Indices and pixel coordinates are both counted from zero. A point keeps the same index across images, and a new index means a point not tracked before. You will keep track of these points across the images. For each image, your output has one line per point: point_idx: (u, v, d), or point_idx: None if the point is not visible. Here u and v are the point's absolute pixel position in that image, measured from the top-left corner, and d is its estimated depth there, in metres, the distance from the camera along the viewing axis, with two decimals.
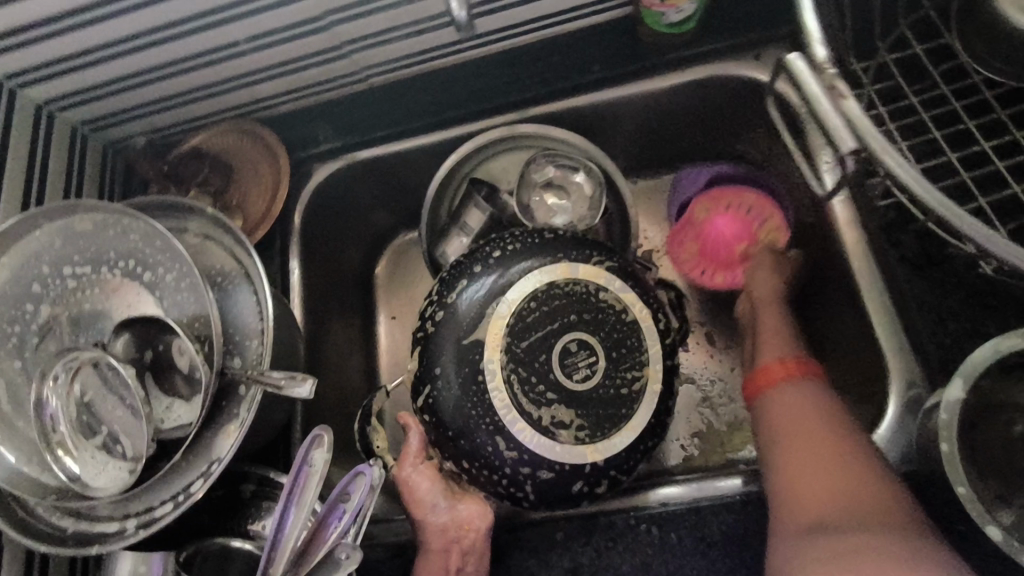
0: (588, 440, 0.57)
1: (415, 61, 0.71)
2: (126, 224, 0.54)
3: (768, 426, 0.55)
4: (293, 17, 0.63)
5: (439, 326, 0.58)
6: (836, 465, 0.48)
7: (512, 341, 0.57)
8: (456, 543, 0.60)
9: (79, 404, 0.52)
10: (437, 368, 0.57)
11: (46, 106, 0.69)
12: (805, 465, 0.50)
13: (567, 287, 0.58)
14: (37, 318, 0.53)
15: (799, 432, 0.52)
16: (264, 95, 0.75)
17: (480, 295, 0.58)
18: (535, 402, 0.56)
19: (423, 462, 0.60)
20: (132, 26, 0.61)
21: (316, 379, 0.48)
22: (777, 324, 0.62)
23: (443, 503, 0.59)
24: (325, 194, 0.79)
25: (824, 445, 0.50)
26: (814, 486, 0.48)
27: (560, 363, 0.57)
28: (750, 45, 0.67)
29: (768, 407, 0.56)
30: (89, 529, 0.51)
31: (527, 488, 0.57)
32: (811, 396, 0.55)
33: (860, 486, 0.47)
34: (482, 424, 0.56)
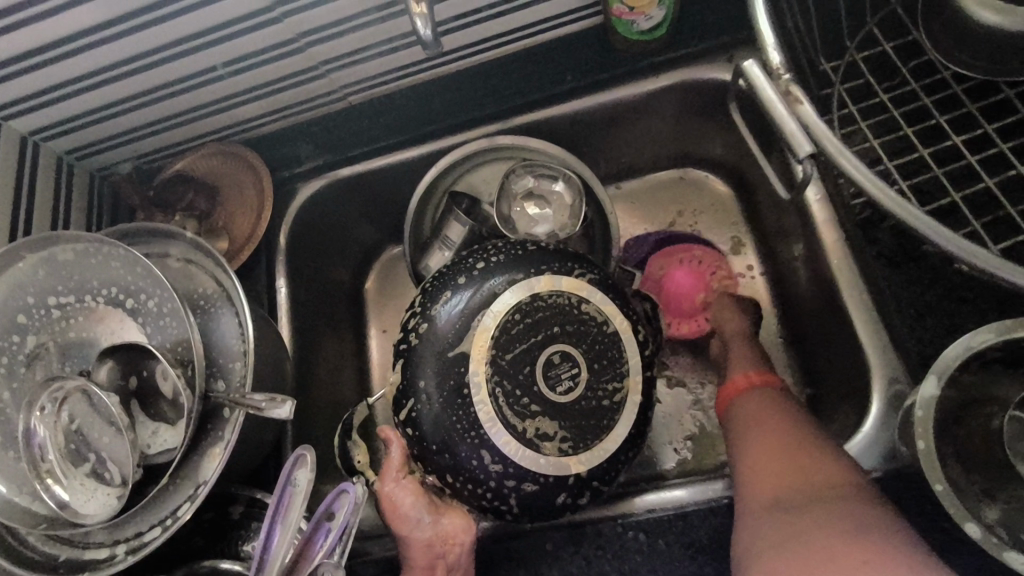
0: (571, 452, 0.57)
1: (393, 77, 0.73)
2: (107, 252, 0.55)
3: (739, 425, 0.57)
4: (265, 40, 0.64)
5: (422, 340, 0.58)
6: (796, 452, 0.50)
7: (496, 353, 0.57)
8: (441, 558, 0.60)
9: (67, 432, 0.52)
10: (420, 382, 0.57)
11: (31, 137, 0.70)
12: (767, 453, 0.52)
13: (549, 298, 0.58)
14: (23, 348, 0.54)
15: (764, 427, 0.55)
16: (244, 117, 0.76)
17: (455, 313, 0.58)
18: (518, 414, 0.56)
19: (406, 476, 0.60)
20: (107, 57, 0.62)
21: (294, 399, 0.48)
22: (743, 344, 0.68)
23: (426, 518, 0.59)
24: (309, 213, 0.79)
25: (786, 436, 0.52)
26: (773, 471, 0.50)
27: (543, 374, 0.57)
28: (723, 48, 0.68)
29: (736, 414, 0.60)
30: (81, 556, 0.51)
31: (511, 501, 0.57)
32: (778, 401, 0.58)
33: (817, 467, 0.48)
34: (467, 437, 0.56)
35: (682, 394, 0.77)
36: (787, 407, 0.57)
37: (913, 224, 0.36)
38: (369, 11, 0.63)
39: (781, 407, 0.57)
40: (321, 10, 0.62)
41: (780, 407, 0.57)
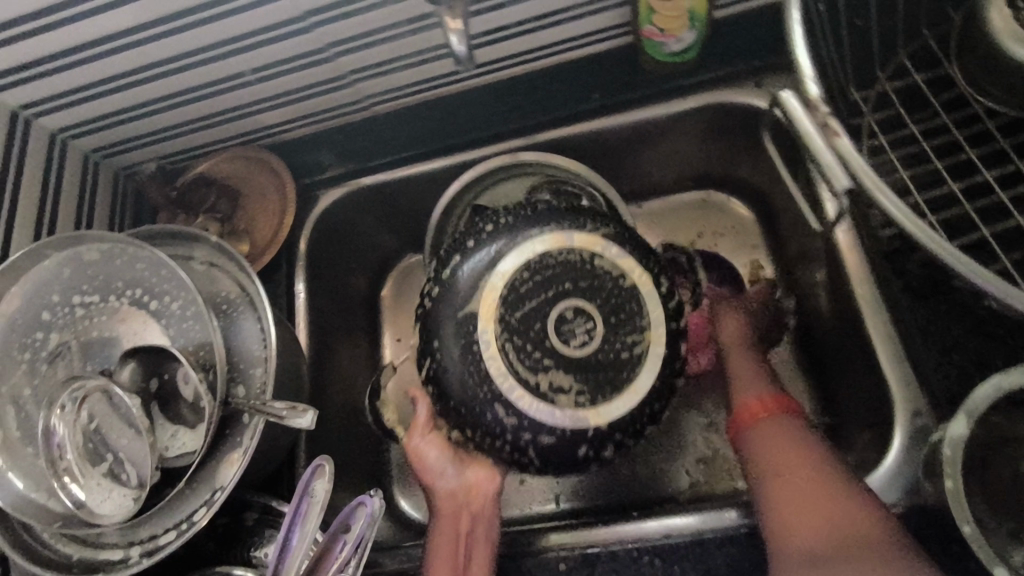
0: (589, 404, 0.57)
1: (418, 89, 0.73)
2: (132, 253, 0.55)
3: (755, 458, 0.57)
4: (295, 49, 0.65)
5: (436, 302, 0.59)
6: (825, 496, 0.51)
7: (506, 311, 0.57)
8: (467, 511, 0.64)
9: (86, 432, 0.52)
10: (435, 340, 0.59)
11: (59, 134, 0.71)
12: (796, 497, 0.52)
13: (561, 255, 0.59)
14: (45, 345, 0.55)
15: (785, 462, 0.55)
16: (271, 122, 0.76)
17: (475, 268, 0.59)
18: (531, 369, 0.57)
19: (430, 432, 0.65)
20: (140, 60, 0.63)
21: (315, 410, 0.48)
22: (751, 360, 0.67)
23: (452, 470, 0.64)
24: (330, 219, 0.79)
25: (812, 476, 0.52)
26: (804, 517, 0.50)
27: (557, 330, 0.57)
28: (751, 71, 0.68)
29: (754, 443, 0.59)
30: (94, 557, 0.51)
31: (530, 454, 0.57)
32: (794, 432, 0.58)
33: (849, 515, 0.49)
34: (479, 392, 0.57)
35: (696, 417, 0.78)
36: (803, 436, 0.57)
37: (948, 261, 0.36)
38: (399, 24, 0.63)
39: (798, 439, 0.57)
40: (350, 21, 0.62)
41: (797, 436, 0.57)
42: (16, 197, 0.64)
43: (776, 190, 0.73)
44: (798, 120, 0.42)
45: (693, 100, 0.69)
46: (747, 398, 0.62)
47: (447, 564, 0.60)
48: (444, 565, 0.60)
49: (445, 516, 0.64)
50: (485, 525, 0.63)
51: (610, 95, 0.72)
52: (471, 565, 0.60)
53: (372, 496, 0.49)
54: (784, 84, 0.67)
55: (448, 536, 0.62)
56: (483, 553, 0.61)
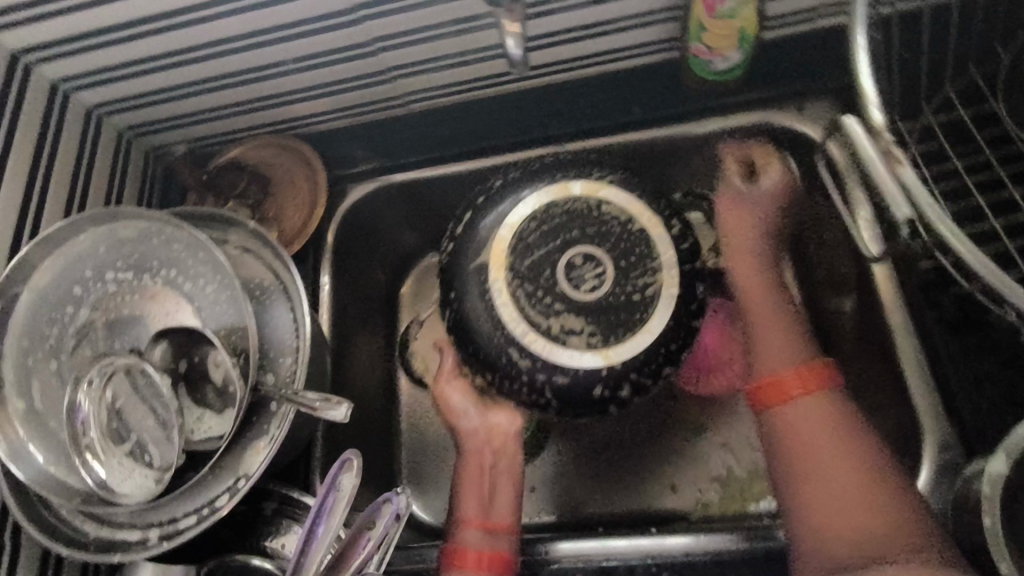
0: (601, 345, 0.57)
1: (459, 89, 0.73)
2: (168, 234, 0.55)
3: (778, 444, 0.55)
4: (343, 42, 0.65)
5: (451, 257, 0.61)
6: (860, 502, 0.50)
7: (516, 260, 0.59)
8: (491, 451, 0.64)
9: (110, 410, 0.51)
10: (453, 291, 0.60)
11: (96, 110, 0.71)
12: (829, 498, 0.51)
13: (567, 204, 0.60)
14: (75, 320, 0.54)
15: (814, 457, 0.53)
16: (309, 113, 0.76)
17: (487, 222, 0.60)
18: (543, 312, 0.58)
19: (456, 377, 0.66)
20: (187, 41, 0.63)
21: (350, 403, 0.47)
22: (777, 318, 0.61)
23: (475, 411, 0.65)
24: (359, 214, 0.79)
25: (845, 475, 0.52)
26: (838, 523, 0.50)
27: (566, 276, 0.58)
28: (795, 93, 0.69)
29: (787, 422, 0.55)
30: (111, 536, 0.51)
31: (548, 395, 0.57)
32: (824, 414, 0.54)
33: (886, 522, 0.49)
34: (494, 338, 0.58)
35: (711, 437, 0.79)
36: (833, 418, 0.54)
37: (1008, 293, 0.36)
38: (448, 24, 0.63)
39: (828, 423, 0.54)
40: (399, 17, 0.62)
41: (827, 420, 0.54)
42: (51, 170, 0.64)
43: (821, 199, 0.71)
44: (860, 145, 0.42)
45: (753, 115, 0.69)
46: (772, 372, 0.57)
47: (473, 496, 0.62)
48: (470, 502, 0.62)
49: (468, 455, 0.65)
50: (508, 462, 0.65)
51: (648, 110, 0.73)
52: (497, 501, 0.62)
53: (399, 494, 0.49)
54: (826, 110, 0.67)
55: (473, 474, 0.64)
56: (508, 490, 0.63)
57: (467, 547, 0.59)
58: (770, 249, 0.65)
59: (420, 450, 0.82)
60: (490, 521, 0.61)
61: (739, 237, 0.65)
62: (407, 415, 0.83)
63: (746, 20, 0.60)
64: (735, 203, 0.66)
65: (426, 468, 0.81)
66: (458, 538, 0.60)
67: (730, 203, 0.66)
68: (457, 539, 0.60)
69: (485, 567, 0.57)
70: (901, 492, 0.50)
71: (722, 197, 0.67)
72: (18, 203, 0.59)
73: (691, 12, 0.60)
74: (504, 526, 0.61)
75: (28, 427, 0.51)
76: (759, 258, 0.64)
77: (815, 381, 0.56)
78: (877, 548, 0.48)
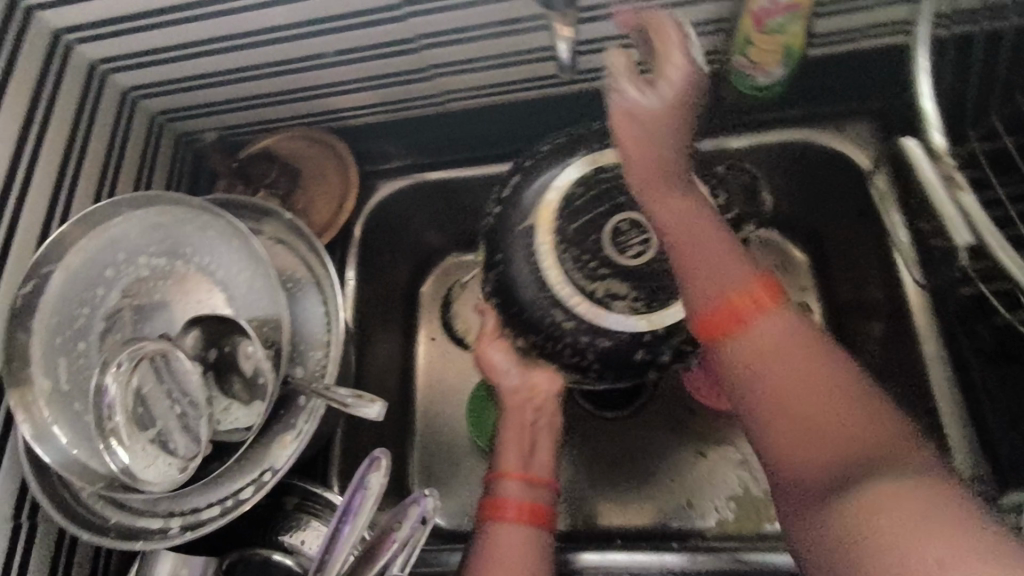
0: (645, 310, 0.57)
1: (495, 90, 0.73)
2: (205, 221, 0.56)
3: (740, 374, 0.43)
4: (385, 37, 0.65)
5: (498, 220, 0.59)
6: (839, 416, 0.40)
7: (563, 223, 0.59)
8: (532, 407, 0.60)
9: (136, 395, 0.50)
10: (501, 251, 0.59)
11: (131, 93, 0.70)
12: (801, 422, 0.40)
13: (614, 170, 0.60)
14: (105, 302, 0.54)
15: (784, 379, 0.41)
16: (344, 108, 0.76)
17: (538, 186, 0.60)
18: (589, 278, 0.58)
19: (496, 339, 0.61)
20: (230, 28, 0.62)
21: (385, 402, 0.46)
22: (706, 225, 0.46)
23: (515, 370, 0.60)
24: (386, 211, 0.79)
25: (824, 396, 0.40)
26: (812, 444, 0.40)
27: (612, 241, 0.59)
28: (834, 112, 0.68)
29: (742, 354, 0.43)
30: (131, 524, 0.50)
31: (590, 357, 0.57)
32: (783, 327, 0.42)
33: (859, 429, 0.39)
34: (540, 295, 0.58)
35: (727, 452, 0.78)
36: (793, 329, 0.42)
37: None
38: (491, 25, 0.63)
39: (795, 338, 0.42)
40: (443, 15, 0.62)
41: (791, 337, 0.42)
42: (84, 151, 0.63)
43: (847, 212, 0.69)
44: (921, 167, 0.42)
45: (781, 136, 0.68)
46: (717, 293, 0.44)
47: (514, 455, 0.57)
48: (510, 456, 0.57)
49: (508, 413, 0.60)
50: (550, 419, 0.60)
51: None
52: (538, 456, 0.58)
53: (427, 497, 0.48)
54: (864, 132, 0.67)
55: (513, 430, 0.59)
56: (548, 447, 0.59)
57: (505, 498, 0.55)
58: (686, 148, 0.46)
59: (433, 451, 0.81)
60: (531, 473, 0.57)
61: (657, 151, 0.46)
62: (422, 414, 0.82)
63: (793, 36, 0.60)
64: (626, 113, 0.46)
65: (438, 469, 0.80)
66: (496, 490, 0.55)
67: (627, 117, 0.46)
68: (495, 491, 0.56)
69: (525, 521, 0.54)
70: (864, 385, 0.41)
71: (614, 111, 0.46)
72: (51, 182, 0.59)
73: (738, 26, 0.60)
74: (544, 480, 0.56)
75: (52, 408, 0.50)
76: (670, 176, 0.47)
77: (769, 293, 0.43)
78: (855, 466, 0.39)
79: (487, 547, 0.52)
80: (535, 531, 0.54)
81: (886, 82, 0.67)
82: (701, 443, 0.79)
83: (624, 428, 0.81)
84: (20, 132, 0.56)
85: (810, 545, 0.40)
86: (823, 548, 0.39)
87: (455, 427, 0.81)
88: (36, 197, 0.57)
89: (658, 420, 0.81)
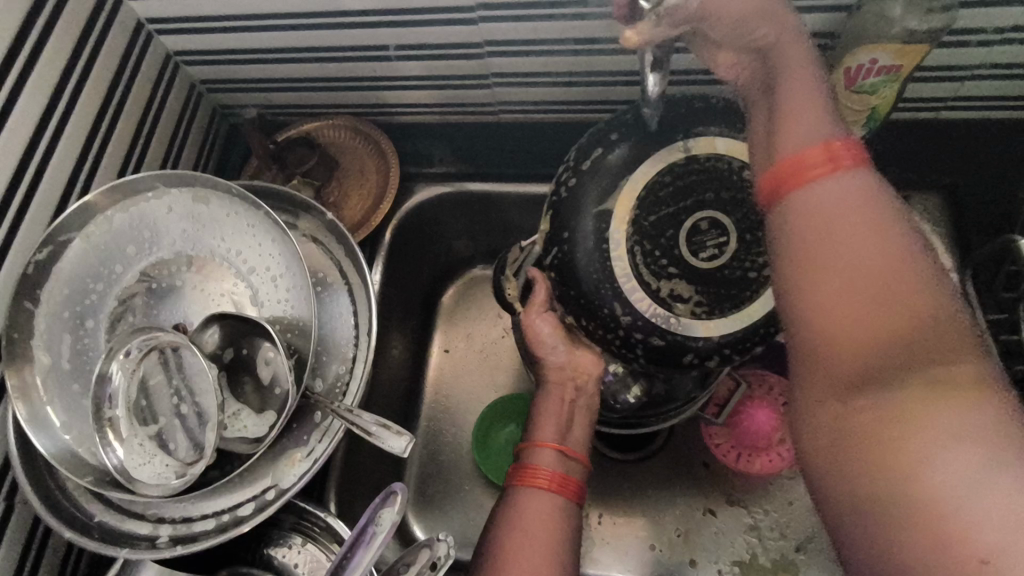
0: (704, 317, 0.50)
1: (555, 108, 0.70)
2: (239, 209, 0.52)
3: (795, 239, 0.37)
4: (454, 38, 0.61)
5: (571, 193, 0.52)
6: (906, 304, 0.34)
7: (640, 212, 0.50)
8: (573, 387, 0.59)
9: (140, 387, 0.47)
10: (572, 232, 0.51)
11: (174, 57, 0.67)
12: (860, 311, 0.34)
13: (707, 162, 0.50)
14: (119, 281, 0.50)
15: (850, 248, 0.35)
16: (393, 102, 0.72)
17: (621, 159, 0.51)
18: (659, 276, 0.50)
19: (547, 311, 0.58)
20: (291, 6, 0.59)
21: (412, 437, 0.46)
22: (806, 84, 0.41)
23: (562, 346, 0.59)
24: (420, 214, 0.75)
25: (895, 278, 0.34)
26: (867, 329, 0.34)
27: (687, 238, 0.50)
28: (902, 184, 0.64)
29: (801, 213, 0.37)
30: (117, 526, 0.46)
31: (638, 353, 0.52)
32: (864, 194, 0.36)
33: (926, 323, 0.34)
34: (602, 287, 0.51)
35: (739, 514, 0.72)
36: (870, 196, 0.36)
37: None
38: (567, 41, 0.60)
39: (871, 204, 0.36)
40: (519, 24, 0.58)
41: (863, 204, 0.36)
42: (118, 112, 0.59)
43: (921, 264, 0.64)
44: None
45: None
46: (788, 150, 0.39)
47: (551, 428, 0.57)
48: (547, 425, 0.58)
49: (549, 387, 0.60)
50: (588, 401, 0.60)
51: None
52: (573, 431, 0.58)
53: (439, 542, 0.45)
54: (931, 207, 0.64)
55: (551, 406, 0.59)
56: (584, 424, 0.59)
57: (538, 465, 0.55)
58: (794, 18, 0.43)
59: (432, 471, 0.76)
60: (565, 445, 0.57)
61: (769, 26, 0.42)
62: (425, 430, 0.78)
63: (883, 99, 0.55)
64: (711, 15, 0.42)
65: (434, 492, 0.75)
66: (531, 456, 0.56)
67: None
68: (528, 458, 0.56)
69: (555, 489, 0.53)
70: (936, 272, 0.35)
71: None
72: (80, 142, 0.55)
73: None
74: (579, 455, 0.56)
75: (49, 390, 0.47)
76: (776, 47, 0.42)
77: (846, 159, 0.37)
78: (907, 364, 0.34)
79: (515, 507, 0.52)
80: (564, 501, 0.53)
81: (965, 159, 0.63)
82: (708, 498, 0.73)
83: (624, 475, 0.74)
84: (57, 85, 0.52)
85: (815, 443, 0.37)
86: (835, 450, 0.36)
87: (459, 448, 0.77)
88: (62, 157, 0.53)
89: (665, 468, 0.74)
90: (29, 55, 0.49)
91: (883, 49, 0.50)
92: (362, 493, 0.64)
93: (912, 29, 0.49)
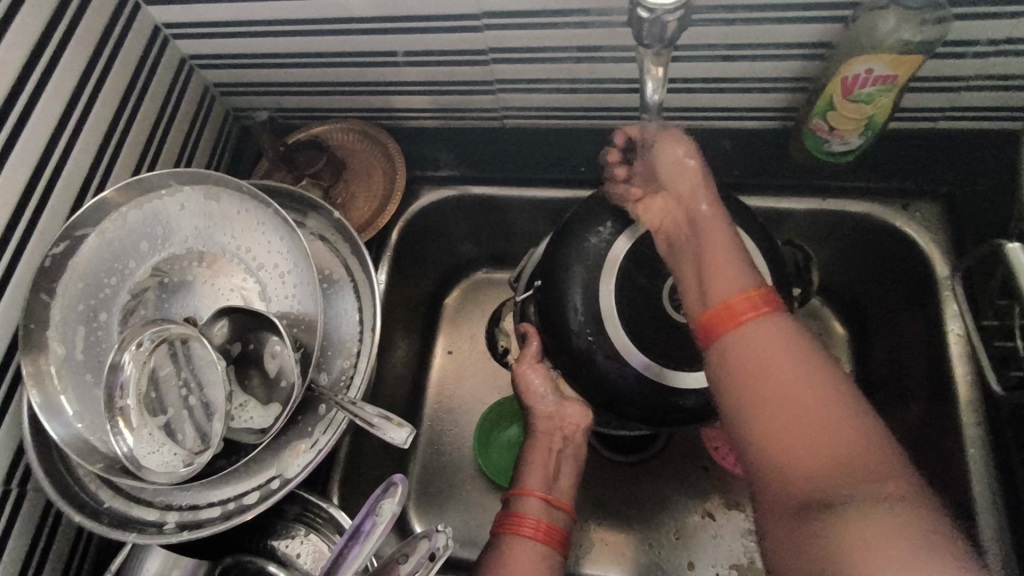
0: (677, 369, 0.53)
1: (557, 115, 0.72)
2: (249, 208, 0.53)
3: (732, 368, 0.42)
4: (460, 44, 0.63)
5: (567, 250, 0.56)
6: (828, 422, 0.38)
7: (631, 269, 0.55)
8: (561, 436, 0.61)
9: (150, 379, 0.48)
10: (565, 288, 0.55)
11: (189, 61, 0.69)
12: (793, 426, 0.39)
13: None
14: (133, 275, 0.52)
15: (774, 379, 0.40)
16: (401, 107, 0.74)
17: (606, 230, 0.56)
18: (645, 328, 0.54)
19: (537, 362, 0.62)
20: (300, 12, 0.61)
21: (413, 428, 0.47)
22: (718, 240, 0.48)
23: (550, 396, 0.61)
24: (426, 215, 0.75)
25: (816, 397, 0.39)
26: (797, 446, 0.38)
27: (671, 296, 0.55)
28: (901, 191, 0.65)
29: (730, 349, 0.43)
30: (126, 512, 0.48)
31: (623, 398, 0.54)
32: (786, 334, 0.42)
33: (858, 441, 0.37)
34: (586, 332, 0.54)
35: (738, 518, 0.72)
36: (792, 335, 0.42)
37: None
38: (570, 49, 0.62)
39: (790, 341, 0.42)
40: (522, 32, 0.60)
41: (787, 340, 0.42)
42: (135, 112, 0.61)
43: (906, 280, 0.65)
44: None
45: (861, 207, 0.65)
46: (719, 295, 0.45)
47: (537, 478, 0.59)
48: (533, 474, 0.59)
49: (537, 438, 0.61)
50: (575, 450, 0.61)
51: (749, 174, 0.67)
52: (560, 482, 0.59)
53: (438, 534, 0.45)
54: (930, 215, 0.64)
55: (539, 453, 0.60)
56: (570, 475, 0.60)
57: (524, 514, 0.56)
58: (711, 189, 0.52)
59: (433, 471, 0.77)
60: (551, 494, 0.58)
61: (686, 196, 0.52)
62: (427, 430, 0.79)
63: (880, 108, 0.56)
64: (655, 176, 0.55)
65: (434, 491, 0.76)
66: (516, 506, 0.57)
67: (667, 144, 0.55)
68: (514, 506, 0.57)
69: (539, 539, 0.54)
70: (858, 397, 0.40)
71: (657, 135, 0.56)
72: (98, 141, 0.57)
73: (825, 87, 0.56)
74: (562, 503, 0.58)
75: (64, 378, 0.49)
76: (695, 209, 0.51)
77: (764, 302, 0.43)
78: (841, 477, 0.37)
79: (500, 558, 0.53)
80: (547, 550, 0.54)
81: (958, 168, 0.64)
82: (707, 501, 0.73)
83: (622, 477, 0.75)
84: (76, 87, 0.54)
85: (780, 551, 0.39)
86: (788, 555, 0.38)
87: (460, 448, 0.78)
88: (81, 153, 0.55)
89: (660, 472, 0.75)
90: (52, 56, 0.51)
91: (878, 60, 0.52)
92: (365, 490, 0.66)
93: (906, 41, 0.51)
